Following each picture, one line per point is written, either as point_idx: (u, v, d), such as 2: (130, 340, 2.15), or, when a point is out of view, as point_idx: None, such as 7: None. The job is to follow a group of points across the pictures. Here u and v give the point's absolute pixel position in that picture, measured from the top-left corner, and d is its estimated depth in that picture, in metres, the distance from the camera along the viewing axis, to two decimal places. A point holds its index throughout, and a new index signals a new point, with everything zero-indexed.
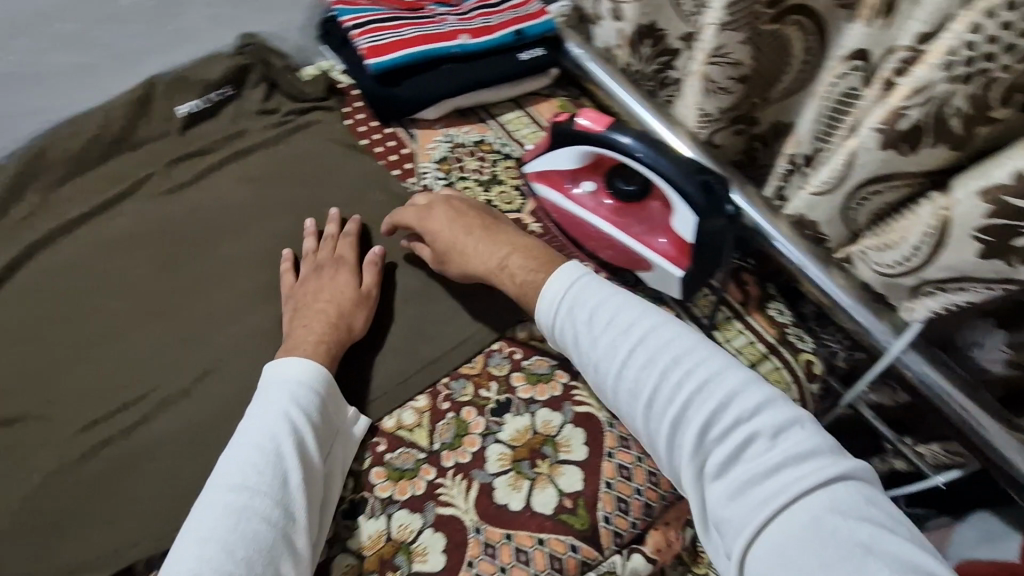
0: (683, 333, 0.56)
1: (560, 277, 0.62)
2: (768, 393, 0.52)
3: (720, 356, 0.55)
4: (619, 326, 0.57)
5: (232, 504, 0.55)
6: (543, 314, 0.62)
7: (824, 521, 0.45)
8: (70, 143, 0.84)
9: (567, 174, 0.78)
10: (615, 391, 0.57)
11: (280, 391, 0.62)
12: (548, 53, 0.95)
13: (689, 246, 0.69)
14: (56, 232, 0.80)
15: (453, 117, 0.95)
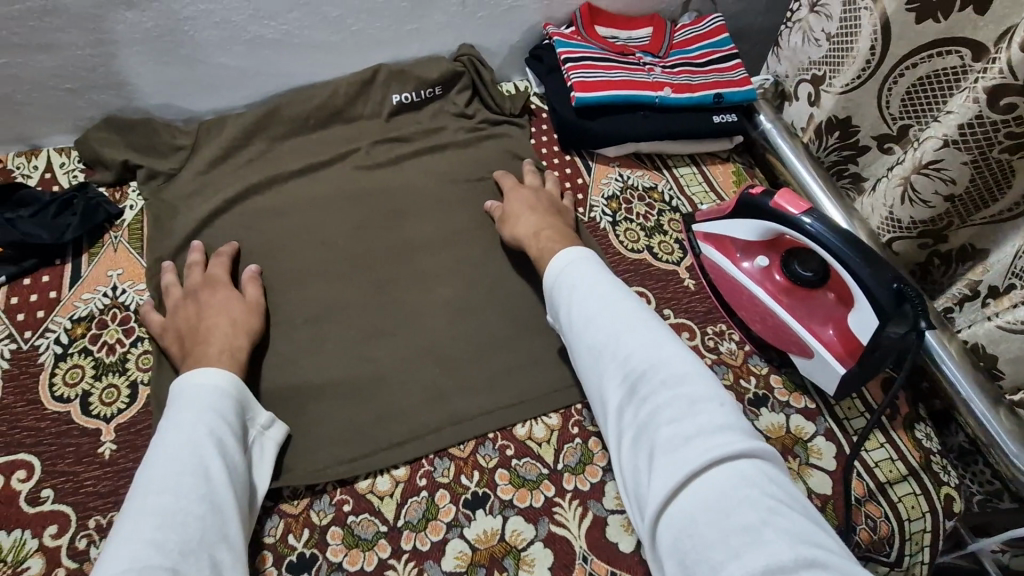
0: (621, 308, 0.66)
1: (565, 255, 0.73)
2: (672, 365, 0.60)
3: (650, 334, 0.64)
4: (591, 300, 0.67)
5: (170, 498, 0.53)
6: (546, 286, 0.73)
7: (723, 491, 0.51)
8: (300, 106, 0.96)
9: (741, 243, 0.80)
10: (581, 359, 0.66)
11: (211, 396, 0.61)
12: (739, 120, 0.98)
13: (861, 346, 0.69)
14: (271, 180, 0.90)
15: (630, 159, 0.99)
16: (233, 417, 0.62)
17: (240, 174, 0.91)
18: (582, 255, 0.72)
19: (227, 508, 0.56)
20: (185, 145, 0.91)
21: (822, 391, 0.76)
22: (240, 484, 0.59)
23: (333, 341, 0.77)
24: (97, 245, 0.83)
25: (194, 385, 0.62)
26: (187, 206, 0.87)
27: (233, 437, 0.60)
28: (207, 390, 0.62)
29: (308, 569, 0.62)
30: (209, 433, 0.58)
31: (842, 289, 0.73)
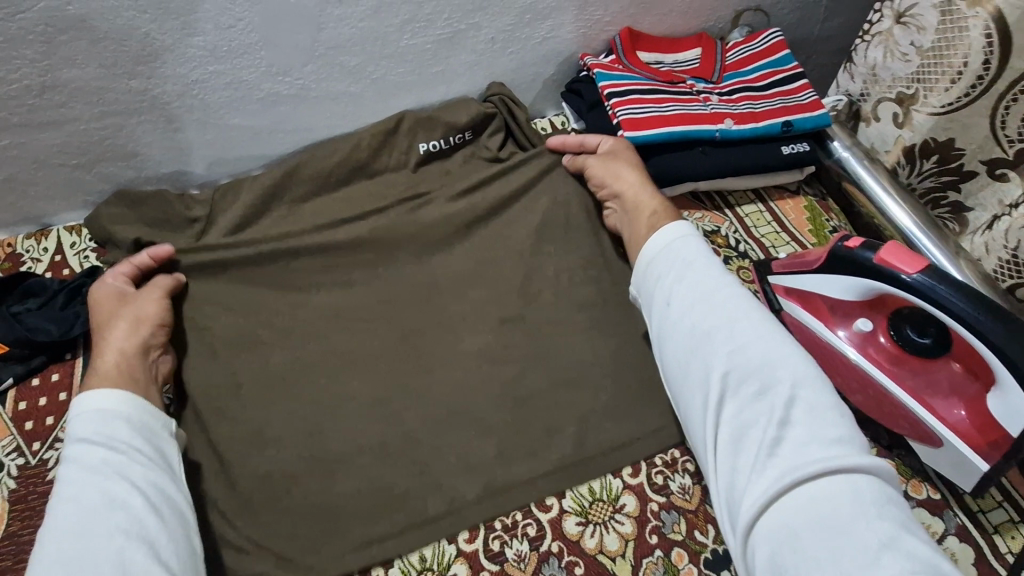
0: (726, 296, 0.61)
1: (667, 233, 0.68)
2: (785, 361, 0.55)
3: (759, 324, 0.59)
4: (695, 285, 0.62)
5: (81, 538, 0.49)
6: (639, 266, 0.68)
7: (836, 504, 0.46)
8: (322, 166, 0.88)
9: (835, 306, 0.67)
10: (673, 343, 0.61)
11: (99, 422, 0.57)
12: (811, 149, 0.86)
13: (1008, 435, 0.57)
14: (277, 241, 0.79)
15: (685, 199, 0.88)
16: (133, 436, 0.57)
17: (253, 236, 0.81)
18: (687, 238, 0.67)
19: (152, 530, 0.52)
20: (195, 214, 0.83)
21: (949, 480, 0.63)
22: (165, 501, 0.55)
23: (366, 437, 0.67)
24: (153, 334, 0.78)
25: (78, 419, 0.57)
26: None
27: (136, 458, 0.56)
28: (94, 419, 0.57)
29: None
30: (105, 461, 0.54)
31: (972, 360, 0.60)
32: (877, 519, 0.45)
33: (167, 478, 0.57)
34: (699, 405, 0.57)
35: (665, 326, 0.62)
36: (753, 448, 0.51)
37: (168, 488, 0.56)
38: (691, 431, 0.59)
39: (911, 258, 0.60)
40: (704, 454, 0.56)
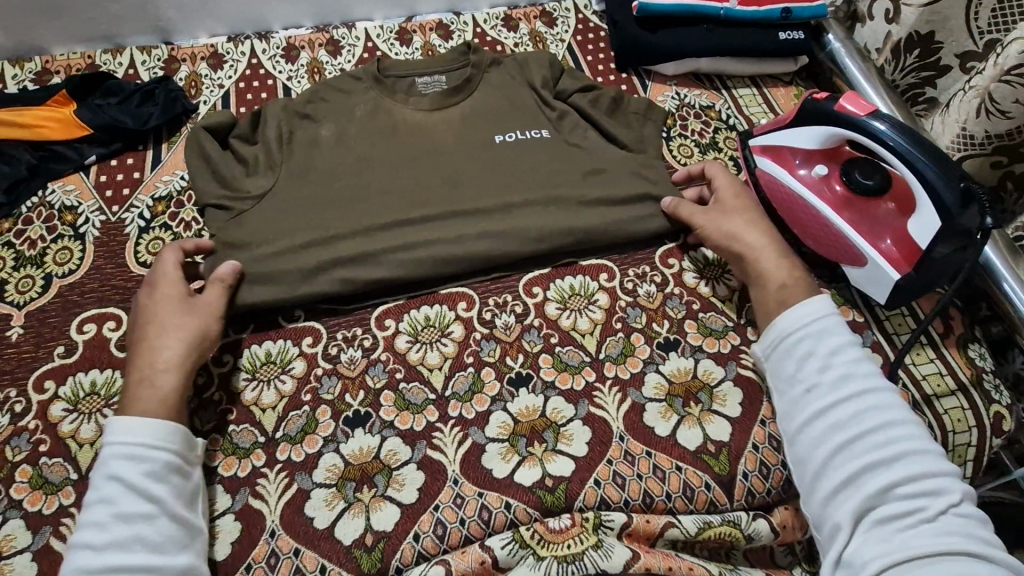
0: (874, 387, 0.59)
1: (811, 306, 0.64)
2: (929, 462, 0.55)
3: (906, 420, 0.57)
4: (835, 366, 0.60)
5: (105, 556, 0.51)
6: (769, 334, 0.66)
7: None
8: (368, 120, 0.82)
9: (800, 152, 0.78)
10: (811, 428, 0.60)
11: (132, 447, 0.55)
12: (806, 38, 0.96)
13: (919, 251, 0.68)
14: (329, 237, 0.73)
15: (687, 78, 0.97)
16: (173, 470, 0.56)
17: (300, 223, 0.73)
18: (828, 316, 0.63)
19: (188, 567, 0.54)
20: (254, 193, 0.75)
21: (870, 304, 0.76)
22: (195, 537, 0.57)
23: None
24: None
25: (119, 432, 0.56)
26: (245, 240, 0.72)
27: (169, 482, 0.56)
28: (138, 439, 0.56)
29: (362, 424, 0.66)
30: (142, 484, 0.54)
31: (903, 197, 0.71)
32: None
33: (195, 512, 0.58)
34: (828, 481, 0.57)
35: (801, 408, 0.61)
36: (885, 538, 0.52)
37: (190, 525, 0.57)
38: (809, 502, 0.59)
39: (863, 106, 0.71)
40: (826, 531, 0.57)
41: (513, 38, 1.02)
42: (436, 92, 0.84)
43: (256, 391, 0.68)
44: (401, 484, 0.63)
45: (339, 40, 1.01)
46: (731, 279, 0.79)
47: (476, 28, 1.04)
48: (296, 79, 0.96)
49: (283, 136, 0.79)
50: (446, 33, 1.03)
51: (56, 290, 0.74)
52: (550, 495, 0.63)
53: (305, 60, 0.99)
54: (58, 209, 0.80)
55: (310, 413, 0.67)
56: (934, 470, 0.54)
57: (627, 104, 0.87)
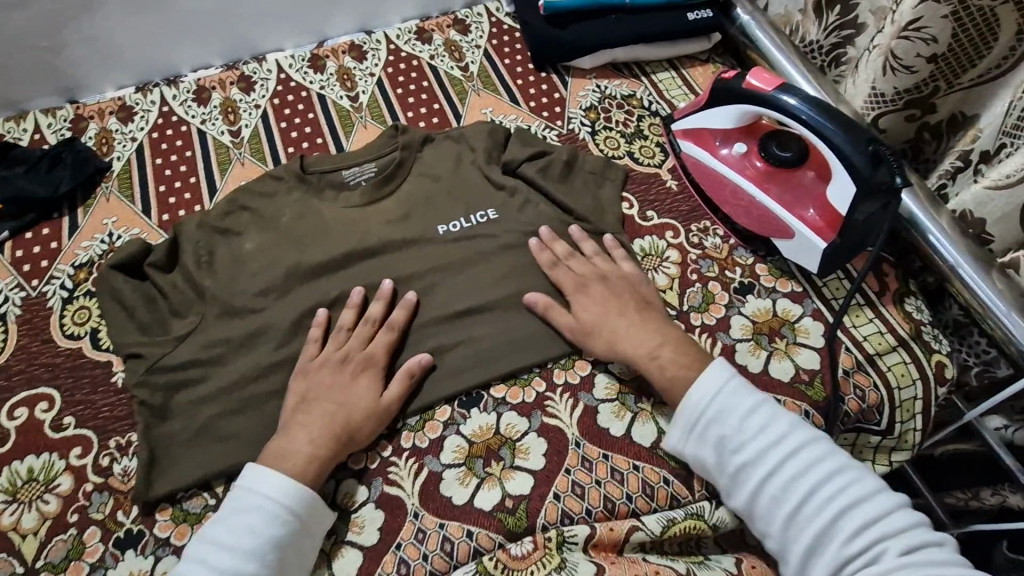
0: (803, 449, 0.57)
1: (706, 380, 0.61)
2: (885, 506, 0.53)
3: (847, 472, 0.55)
4: (754, 438, 0.58)
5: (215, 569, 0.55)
6: (680, 418, 0.62)
7: None
8: (295, 227, 0.81)
9: (718, 132, 0.79)
10: (761, 509, 0.57)
11: (255, 501, 0.57)
12: (715, 16, 0.97)
13: (841, 217, 0.69)
14: (265, 335, 0.73)
15: (606, 70, 0.98)
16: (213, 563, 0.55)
17: (232, 352, 0.72)
18: (728, 387, 0.61)
19: None
20: (176, 334, 0.72)
21: (807, 273, 0.77)
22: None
23: (318, 261, 0.78)
24: (224, 163, 0.89)
25: (225, 522, 0.56)
26: (181, 312, 0.74)
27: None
28: (234, 529, 0.55)
29: None
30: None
31: (822, 165, 0.73)
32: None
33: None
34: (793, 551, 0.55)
35: (738, 491, 0.58)
36: None
37: None
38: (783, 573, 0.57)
39: (770, 80, 0.71)
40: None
41: (428, 51, 1.01)
42: (367, 184, 0.84)
43: (202, 452, 0.66)
44: (360, 527, 0.62)
45: (251, 75, 0.98)
46: (669, 267, 0.79)
47: (389, 45, 1.02)
48: (211, 121, 0.94)
49: (202, 258, 0.77)
50: (360, 54, 1.01)
51: None
52: (512, 516, 0.63)
53: (217, 101, 0.96)
54: None
55: None
56: (877, 499, 0.54)
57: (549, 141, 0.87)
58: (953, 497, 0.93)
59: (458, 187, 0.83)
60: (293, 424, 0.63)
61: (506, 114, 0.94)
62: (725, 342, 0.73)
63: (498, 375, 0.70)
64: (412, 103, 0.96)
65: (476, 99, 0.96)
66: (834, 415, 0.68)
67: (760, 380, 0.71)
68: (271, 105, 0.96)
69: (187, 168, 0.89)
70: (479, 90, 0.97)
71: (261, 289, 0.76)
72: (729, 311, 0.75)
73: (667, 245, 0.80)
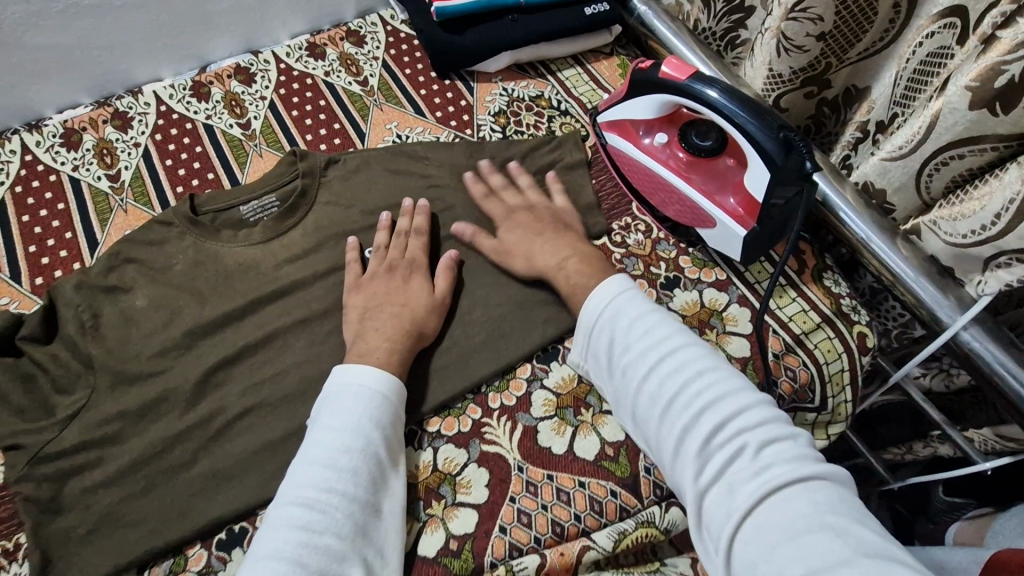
0: (688, 352, 0.58)
1: (603, 291, 0.64)
2: (756, 406, 0.54)
3: (724, 376, 0.56)
4: (641, 342, 0.59)
5: (315, 488, 0.54)
6: (582, 325, 0.64)
7: (816, 516, 0.46)
8: (193, 275, 0.74)
9: (642, 123, 0.78)
10: (642, 404, 0.58)
11: (350, 389, 0.60)
12: (613, 8, 0.96)
13: (759, 204, 0.69)
14: (168, 401, 0.66)
15: (510, 71, 0.96)
16: (314, 474, 0.55)
17: (130, 425, 0.65)
18: (624, 296, 0.63)
19: (339, 523, 0.53)
20: (62, 415, 0.64)
21: (730, 260, 0.77)
22: (335, 509, 0.54)
23: (222, 311, 0.72)
24: (104, 212, 0.81)
25: (327, 406, 0.59)
26: (68, 387, 0.67)
27: (335, 503, 0.54)
28: (336, 432, 0.57)
29: (240, 542, 0.62)
30: (317, 499, 0.54)
31: (739, 152, 0.73)
32: (866, 549, 0.44)
33: (336, 496, 0.54)
34: (674, 454, 0.55)
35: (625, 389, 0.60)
36: (729, 493, 0.50)
37: (332, 511, 0.54)
38: (669, 478, 0.57)
39: (685, 69, 0.70)
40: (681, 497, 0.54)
41: (323, 67, 0.95)
42: (268, 219, 0.78)
43: (109, 544, 0.60)
44: None
45: (126, 111, 0.89)
46: None
47: (279, 65, 0.95)
48: (84, 166, 0.84)
49: (86, 324, 0.70)
50: (247, 76, 0.94)
51: None
52: (458, 558, 0.59)
53: (90, 143, 0.86)
54: None
55: (177, 548, 0.61)
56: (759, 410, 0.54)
57: (460, 154, 0.83)
58: (891, 453, 0.96)
59: (367, 211, 0.80)
60: (362, 330, 0.66)
61: (412, 127, 0.90)
62: None
63: (429, 408, 0.66)
64: (310, 125, 0.90)
65: (379, 115, 0.91)
66: None
67: None
68: (152, 141, 0.87)
69: (61, 222, 0.79)
70: (381, 104, 0.92)
71: (157, 350, 0.69)
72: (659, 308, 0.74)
73: None
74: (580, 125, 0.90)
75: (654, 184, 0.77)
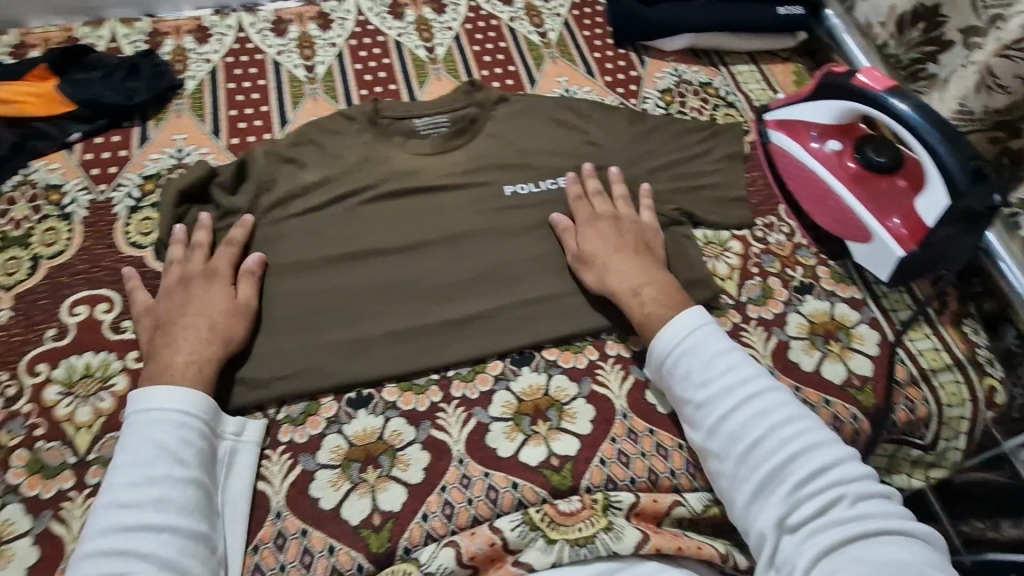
0: (773, 399, 0.57)
1: (679, 323, 0.63)
2: (843, 459, 0.54)
3: (817, 428, 0.55)
4: (720, 382, 0.59)
5: (129, 525, 0.51)
6: (652, 354, 0.64)
7: (909, 562, 0.46)
8: (363, 167, 0.80)
9: (816, 126, 0.79)
10: (716, 441, 0.58)
11: (152, 418, 0.57)
12: (804, 14, 0.96)
13: (925, 229, 0.68)
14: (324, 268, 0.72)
15: (685, 54, 0.97)
16: (122, 517, 0.52)
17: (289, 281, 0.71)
18: (705, 333, 0.62)
19: (157, 564, 0.50)
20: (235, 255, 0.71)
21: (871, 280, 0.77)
22: (149, 553, 0.50)
23: (384, 204, 0.78)
24: (296, 96, 0.88)
25: (128, 443, 0.55)
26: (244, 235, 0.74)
27: (149, 543, 0.51)
28: (141, 477, 0.53)
29: (365, 405, 0.66)
30: (127, 556, 0.50)
31: (914, 176, 0.72)
32: None
33: (147, 537, 0.51)
34: (750, 496, 0.55)
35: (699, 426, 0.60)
36: (814, 537, 0.51)
37: (140, 551, 0.50)
38: (738, 519, 0.57)
39: (882, 81, 0.70)
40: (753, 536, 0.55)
41: (509, 13, 1.00)
42: (437, 136, 0.84)
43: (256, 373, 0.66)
44: (406, 464, 0.63)
45: (329, 13, 0.97)
46: (731, 257, 0.78)
47: (470, 2, 1.00)
48: (286, 53, 0.92)
49: (267, 185, 0.77)
50: (440, 6, 0.99)
51: (45, 272, 0.71)
52: (557, 474, 0.64)
53: (294, 34, 0.95)
54: (43, 188, 0.77)
55: (312, 394, 0.66)
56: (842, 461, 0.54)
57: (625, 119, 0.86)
58: (971, 526, 0.88)
59: (527, 150, 0.84)
60: None
61: (581, 85, 0.92)
62: (780, 337, 0.73)
63: (551, 339, 0.71)
64: (488, 62, 0.94)
65: (553, 67, 0.94)
66: (863, 426, 0.68)
67: (811, 378, 0.70)
68: (347, 45, 0.94)
69: (259, 96, 0.88)
70: (556, 58, 0.95)
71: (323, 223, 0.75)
72: (787, 308, 0.75)
73: (729, 237, 0.80)
74: (743, 119, 0.91)
75: (813, 189, 0.78)
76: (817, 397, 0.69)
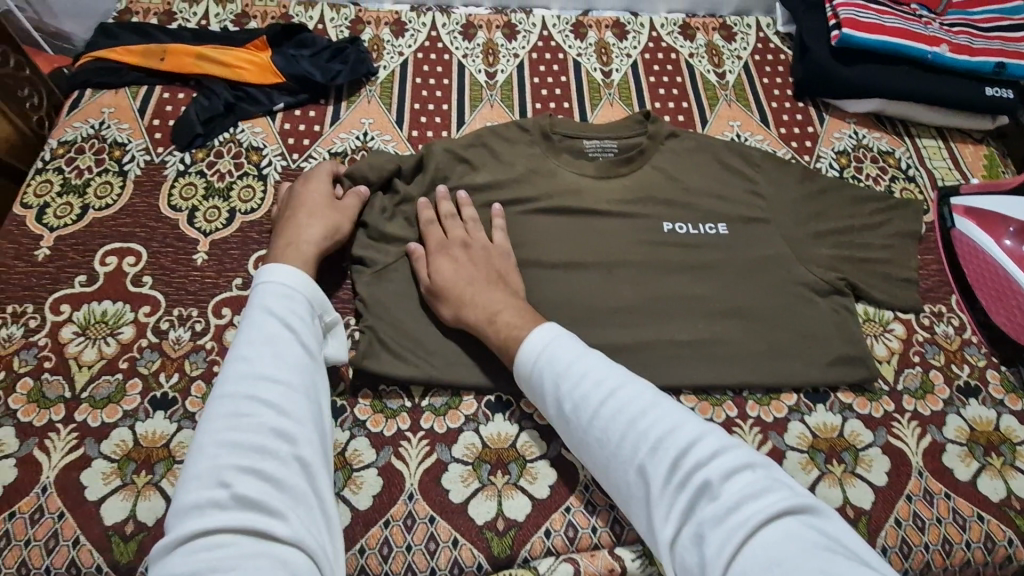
0: (606, 374, 0.54)
1: (534, 336, 0.59)
2: (702, 432, 0.49)
3: (634, 384, 0.53)
4: (577, 382, 0.55)
5: (250, 372, 0.52)
6: (522, 373, 0.60)
7: (799, 556, 0.40)
8: (528, 178, 0.82)
9: (1015, 222, 0.77)
10: (609, 461, 0.52)
11: (271, 290, 0.59)
12: (1013, 98, 0.91)
13: None
14: None
15: (868, 119, 0.93)
16: (241, 363, 0.53)
17: None
18: (555, 334, 0.59)
19: (264, 409, 0.50)
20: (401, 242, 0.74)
21: None
22: (251, 397, 0.50)
23: (544, 219, 0.79)
24: (476, 100, 0.93)
25: (252, 308, 0.58)
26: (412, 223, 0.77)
27: (265, 387, 0.51)
28: (254, 335, 0.55)
29: (502, 410, 0.69)
30: (242, 401, 0.50)
31: None
32: None
33: (257, 383, 0.51)
34: (650, 510, 0.48)
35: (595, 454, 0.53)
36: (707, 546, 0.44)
37: (250, 393, 0.51)
38: (649, 537, 0.50)
39: None
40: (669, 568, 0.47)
41: (689, 48, 1.00)
42: (605, 160, 0.83)
43: (405, 359, 0.69)
44: (534, 477, 0.65)
45: (516, 24, 1.01)
46: (892, 340, 0.75)
47: (652, 32, 1.01)
48: (471, 57, 0.97)
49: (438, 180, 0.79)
50: (622, 32, 1.01)
51: (239, 225, 0.79)
52: None
53: (481, 40, 0.99)
54: (246, 147, 0.85)
55: (455, 389, 0.69)
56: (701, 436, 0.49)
57: (801, 174, 0.83)
58: None
59: (693, 188, 0.82)
60: None
61: (754, 133, 0.91)
62: (935, 436, 0.69)
63: (691, 386, 0.71)
64: (662, 94, 0.95)
65: (726, 109, 0.93)
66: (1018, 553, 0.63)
67: (965, 489, 0.66)
68: (529, 58, 0.97)
69: (443, 94, 0.93)
70: (731, 101, 0.94)
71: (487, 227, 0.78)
72: (947, 407, 0.71)
73: (892, 318, 0.76)
74: (922, 196, 0.86)
75: (1001, 285, 0.76)
76: (969, 510, 0.65)
